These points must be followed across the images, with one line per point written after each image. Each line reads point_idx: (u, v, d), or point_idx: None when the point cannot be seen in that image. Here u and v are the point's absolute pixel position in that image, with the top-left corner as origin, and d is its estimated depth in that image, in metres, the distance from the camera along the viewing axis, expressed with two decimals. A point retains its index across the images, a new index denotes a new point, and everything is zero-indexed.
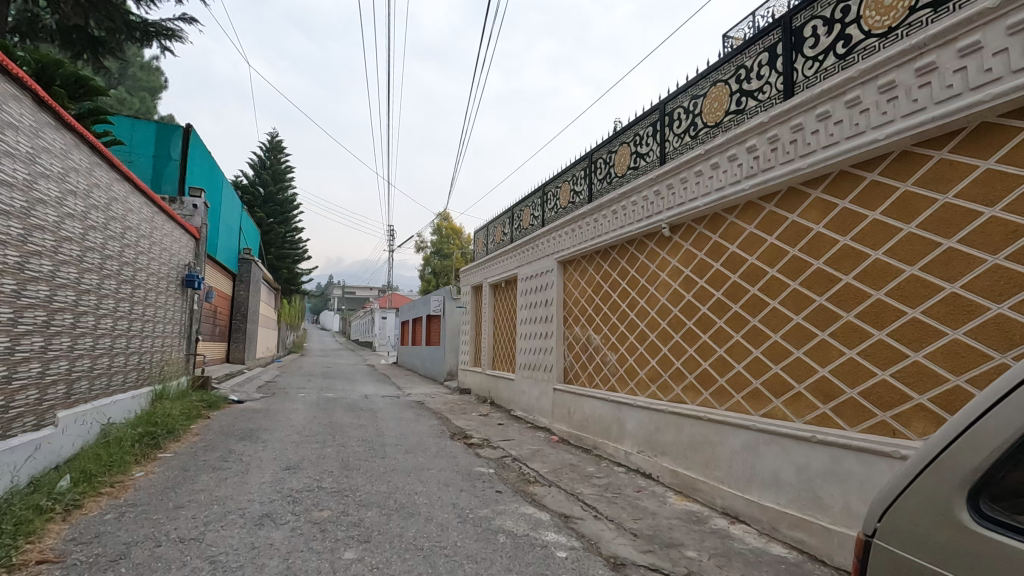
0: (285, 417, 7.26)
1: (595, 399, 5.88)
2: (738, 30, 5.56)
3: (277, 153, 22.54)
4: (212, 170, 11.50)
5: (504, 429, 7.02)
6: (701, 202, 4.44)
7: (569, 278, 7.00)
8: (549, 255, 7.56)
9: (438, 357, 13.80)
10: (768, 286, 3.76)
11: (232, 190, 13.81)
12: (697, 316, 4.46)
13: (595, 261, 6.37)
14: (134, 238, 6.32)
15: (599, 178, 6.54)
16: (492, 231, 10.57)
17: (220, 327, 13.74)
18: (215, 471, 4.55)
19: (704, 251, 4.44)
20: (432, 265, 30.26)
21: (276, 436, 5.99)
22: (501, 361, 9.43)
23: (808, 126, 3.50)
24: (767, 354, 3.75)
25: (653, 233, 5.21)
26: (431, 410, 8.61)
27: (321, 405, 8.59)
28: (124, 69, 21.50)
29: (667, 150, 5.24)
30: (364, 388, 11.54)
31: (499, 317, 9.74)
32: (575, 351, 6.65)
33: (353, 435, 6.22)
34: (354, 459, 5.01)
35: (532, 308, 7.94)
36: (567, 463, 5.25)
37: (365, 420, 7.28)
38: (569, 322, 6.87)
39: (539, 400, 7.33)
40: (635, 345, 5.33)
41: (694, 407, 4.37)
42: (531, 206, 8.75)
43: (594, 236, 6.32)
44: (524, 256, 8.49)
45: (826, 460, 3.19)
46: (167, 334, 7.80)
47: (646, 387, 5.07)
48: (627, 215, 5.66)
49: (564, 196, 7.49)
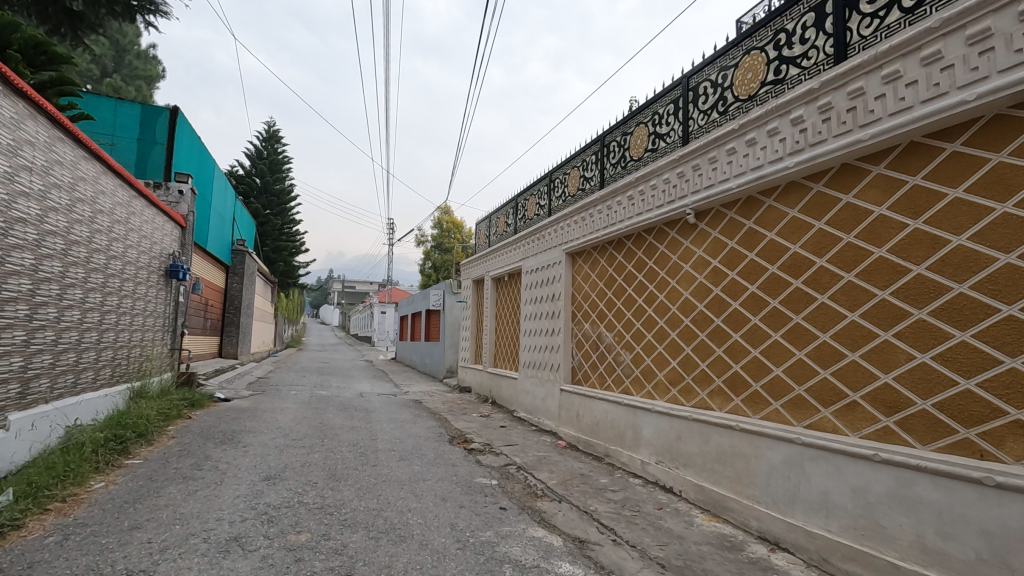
0: (272, 418, 6.77)
1: (607, 402, 5.41)
2: (750, 15, 5.05)
3: (275, 143, 22.00)
4: (200, 156, 10.95)
5: (507, 433, 6.54)
6: (733, 183, 3.94)
7: (578, 271, 6.51)
8: (557, 247, 7.07)
9: (438, 353, 13.32)
10: (815, 278, 3.28)
11: (225, 178, 13.28)
12: (727, 312, 3.98)
13: (607, 252, 5.87)
14: (108, 223, 5.80)
15: (613, 162, 6.03)
16: (495, 222, 10.07)
17: (212, 321, 13.24)
18: (185, 481, 4.06)
19: (737, 239, 3.95)
20: (432, 259, 29.76)
21: (259, 439, 5.51)
22: (503, 359, 8.97)
23: (870, 90, 2.98)
24: (813, 356, 3.27)
25: (674, 221, 4.72)
26: (430, 411, 8.13)
27: (312, 404, 8.10)
28: (119, 56, 20.94)
29: (692, 129, 4.73)
30: (360, 386, 11.05)
31: (502, 312, 9.25)
32: (584, 349, 6.17)
33: (344, 439, 5.73)
34: (342, 468, 4.52)
35: (537, 303, 7.45)
36: (576, 473, 4.77)
37: (358, 421, 6.80)
38: (577, 318, 6.38)
39: (544, 402, 6.85)
40: (653, 344, 4.85)
41: (723, 414, 3.88)
42: (536, 194, 8.25)
43: (607, 224, 5.82)
44: (530, 247, 7.98)
45: (891, 484, 2.70)
46: (148, 327, 7.30)
47: (665, 391, 4.60)
48: (644, 201, 5.16)
49: (573, 183, 7.00)
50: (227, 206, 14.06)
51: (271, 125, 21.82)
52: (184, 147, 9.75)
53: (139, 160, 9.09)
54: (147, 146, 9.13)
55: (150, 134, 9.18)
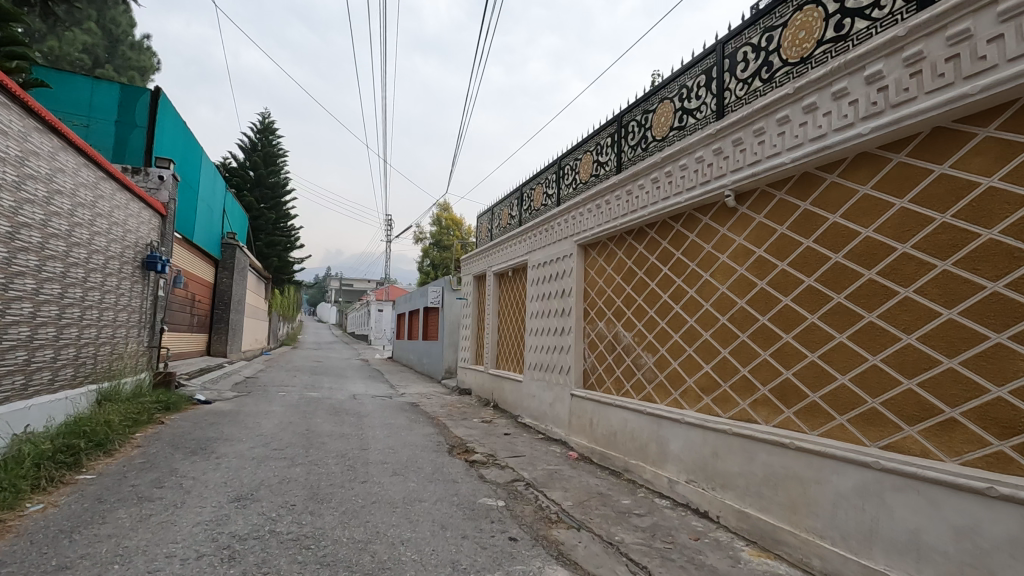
0: (254, 423, 6.17)
1: (625, 410, 4.83)
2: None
3: (270, 135, 21.39)
4: (186, 141, 10.33)
5: (512, 442, 5.97)
6: (785, 158, 3.34)
7: (591, 264, 5.93)
8: (568, 238, 6.48)
9: (436, 353, 12.73)
10: (895, 268, 2.72)
11: (214, 168, 12.65)
12: (776, 310, 3.42)
13: (624, 244, 5.29)
14: (68, 205, 5.20)
15: (632, 144, 5.44)
16: (498, 214, 9.49)
17: (199, 317, 12.62)
18: (139, 503, 3.46)
19: (787, 224, 3.38)
20: (430, 256, 29.16)
21: (235, 448, 4.92)
22: (505, 360, 8.39)
23: (981, 33, 2.40)
24: (892, 363, 2.70)
25: (706, 206, 4.14)
26: (427, 415, 7.55)
27: (300, 407, 7.50)
28: (113, 45, 20.19)
29: (728, 101, 4.15)
30: (353, 387, 10.44)
31: (505, 310, 8.68)
32: (597, 350, 5.59)
33: (331, 449, 5.13)
34: (325, 487, 3.92)
35: (545, 300, 6.87)
36: (594, 492, 4.19)
37: (349, 427, 6.21)
38: (590, 316, 5.80)
39: (552, 407, 6.28)
40: (681, 346, 4.28)
41: (772, 429, 3.31)
42: (543, 183, 7.68)
43: (625, 212, 5.23)
44: (537, 239, 7.39)
45: (1012, 526, 2.13)
46: (119, 323, 6.69)
47: (696, 400, 4.03)
48: (668, 185, 4.58)
49: (585, 168, 6.41)
50: (217, 197, 13.46)
51: (265, 117, 21.17)
52: (167, 130, 9.14)
53: (117, 143, 8.48)
54: (126, 129, 8.51)
55: (130, 115, 8.56)
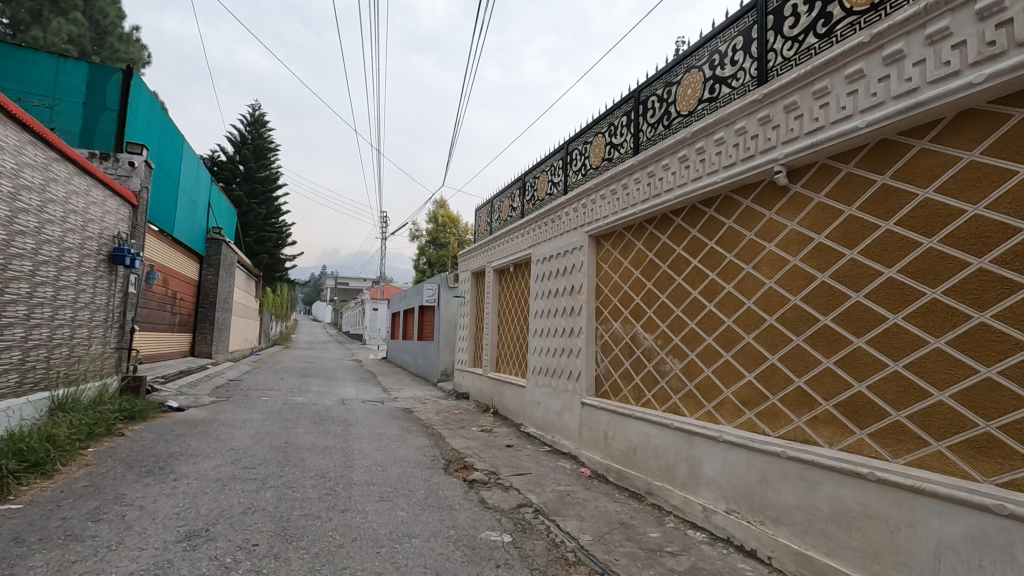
0: (227, 434, 5.52)
1: (647, 424, 4.23)
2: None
3: (260, 127, 20.69)
4: (163, 127, 9.67)
5: (516, 456, 5.35)
6: (858, 123, 2.73)
7: (604, 258, 5.32)
8: (577, 230, 5.86)
9: (432, 354, 12.10)
10: (1023, 255, 2.14)
11: (197, 158, 11.96)
12: (842, 308, 2.82)
13: (643, 234, 4.68)
14: (10, 188, 4.55)
15: (651, 122, 4.81)
16: (499, 205, 8.85)
17: (181, 316, 11.94)
18: (65, 544, 2.81)
19: (859, 203, 2.78)
20: (426, 254, 28.49)
21: (199, 468, 4.28)
22: (506, 363, 7.77)
23: None
24: (1016, 377, 2.12)
25: (748, 187, 3.53)
26: (421, 423, 6.92)
27: (282, 415, 6.85)
28: (100, 35, 19.25)
29: (773, 63, 3.50)
30: (342, 390, 9.80)
31: (505, 309, 8.07)
32: (612, 354, 4.99)
33: (311, 467, 4.49)
34: (297, 519, 3.28)
35: (551, 298, 6.25)
36: (615, 522, 3.58)
37: (333, 439, 5.56)
38: (604, 315, 5.18)
39: (559, 417, 5.67)
40: (717, 351, 3.69)
41: (841, 454, 2.72)
42: (548, 170, 7.06)
43: (644, 198, 4.62)
44: (542, 232, 6.76)
45: None
46: (79, 322, 6.02)
47: (738, 415, 3.44)
48: (696, 164, 3.97)
49: (596, 152, 5.79)
50: (201, 189, 12.75)
51: (256, 109, 20.42)
52: (141, 114, 8.48)
53: (84, 127, 7.81)
54: (95, 111, 7.85)
55: (99, 97, 7.90)
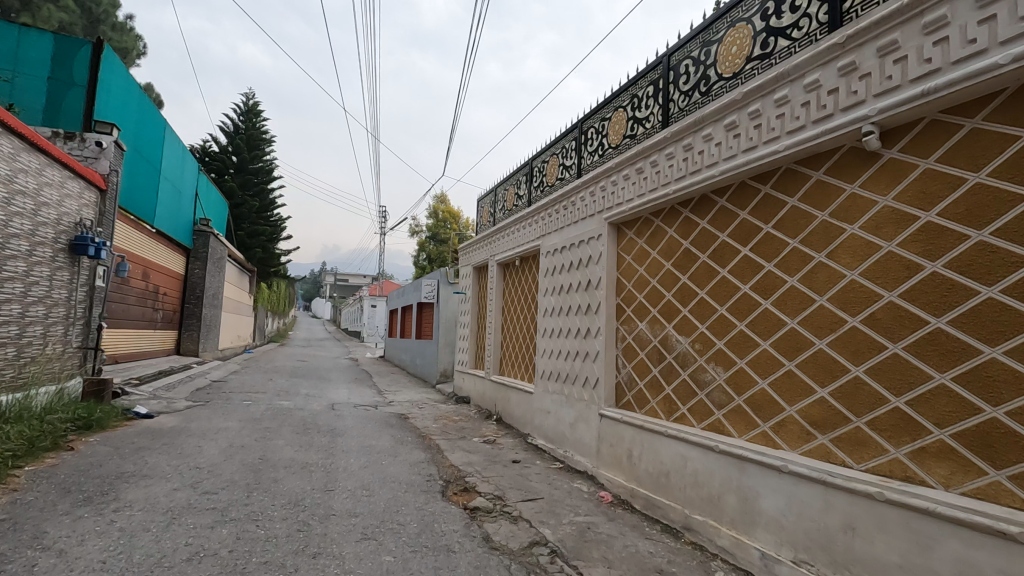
0: (193, 448, 4.83)
1: (682, 444, 3.56)
2: None
3: (253, 117, 19.97)
4: (140, 107, 8.98)
5: (525, 474, 4.68)
6: (993, 61, 2.05)
7: (625, 247, 4.64)
8: (592, 217, 5.18)
9: (431, 354, 11.43)
10: None
11: (181, 144, 11.25)
12: (966, 307, 2.16)
13: (675, 219, 4.01)
14: None
15: (685, 89, 4.13)
16: (504, 194, 8.16)
17: (164, 312, 11.25)
18: None
19: (991, 169, 2.12)
20: (426, 251, 27.79)
21: (149, 494, 3.59)
22: (511, 366, 7.10)
23: None
24: None
25: (819, 156, 2.84)
26: (417, 433, 6.25)
27: (263, 423, 6.17)
28: (92, 23, 18.52)
29: (850, 4, 2.80)
30: (334, 393, 9.12)
31: (510, 306, 7.40)
32: (636, 359, 4.32)
33: (284, 491, 3.80)
34: (255, 570, 2.60)
35: (562, 295, 5.57)
36: (651, 570, 2.90)
37: (315, 454, 4.88)
38: (627, 314, 4.51)
39: (573, 429, 4.99)
40: (774, 359, 3.02)
41: (967, 500, 2.06)
42: (560, 153, 6.39)
43: (675, 177, 3.93)
44: (552, 220, 6.09)
45: None
46: (31, 318, 5.33)
47: (806, 440, 2.78)
48: (746, 132, 3.28)
49: (616, 129, 5.12)
50: (187, 178, 12.05)
51: (249, 98, 19.68)
52: (112, 92, 7.81)
53: (49, 104, 7.13)
54: (62, 87, 7.18)
55: (65, 72, 7.22)
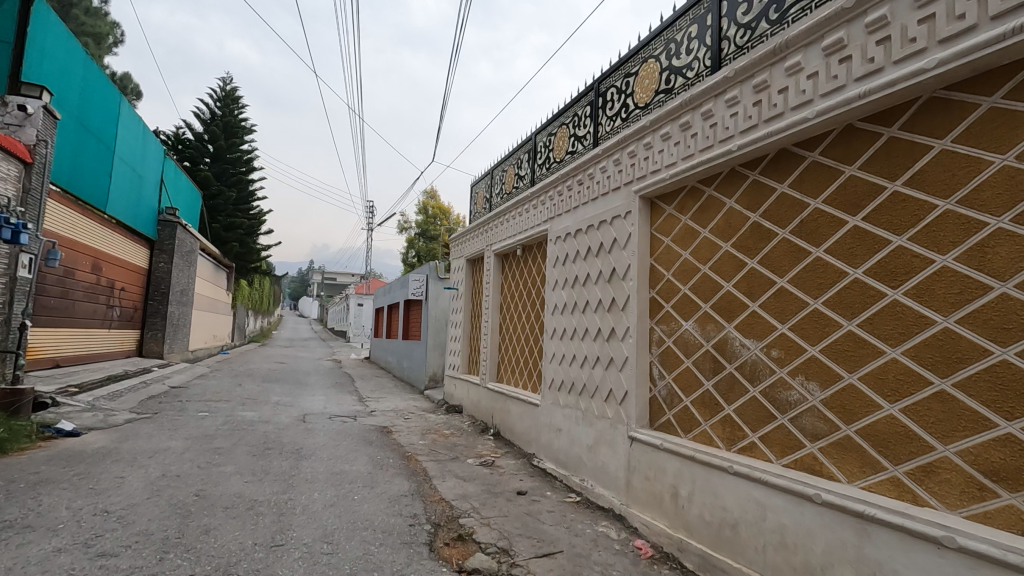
0: (113, 481, 3.79)
1: (757, 485, 2.63)
2: None
3: (231, 103, 18.82)
4: (87, 74, 7.90)
5: (534, 513, 3.71)
6: None
7: (661, 228, 3.70)
8: (613, 192, 4.22)
9: (419, 357, 10.43)
10: None
11: (141, 122, 10.16)
12: None
13: (735, 187, 3.08)
14: None
15: (747, 19, 3.19)
16: (502, 175, 7.20)
17: (121, 310, 10.13)
18: None
19: None
20: (416, 247, 26.78)
21: (17, 559, 2.55)
22: (511, 372, 6.14)
23: None
24: None
25: (995, 74, 1.92)
26: (400, 452, 5.26)
27: (214, 441, 5.13)
28: (62, 4, 17.28)
29: None
30: (308, 401, 8.08)
31: (509, 302, 6.44)
32: (681, 368, 3.38)
33: (213, 550, 2.79)
34: None
35: (575, 288, 4.61)
36: None
37: (270, 487, 3.87)
38: (665, 310, 3.58)
39: (593, 453, 4.04)
40: (914, 376, 2.09)
41: None
42: (571, 122, 5.43)
43: (738, 129, 2.98)
44: (561, 201, 5.13)
45: None
46: None
47: (980, 500, 1.86)
48: (861, 53, 2.33)
49: (646, 83, 4.18)
50: (150, 162, 10.96)
51: (226, 83, 18.49)
52: (47, 52, 6.73)
53: None
54: None
55: None
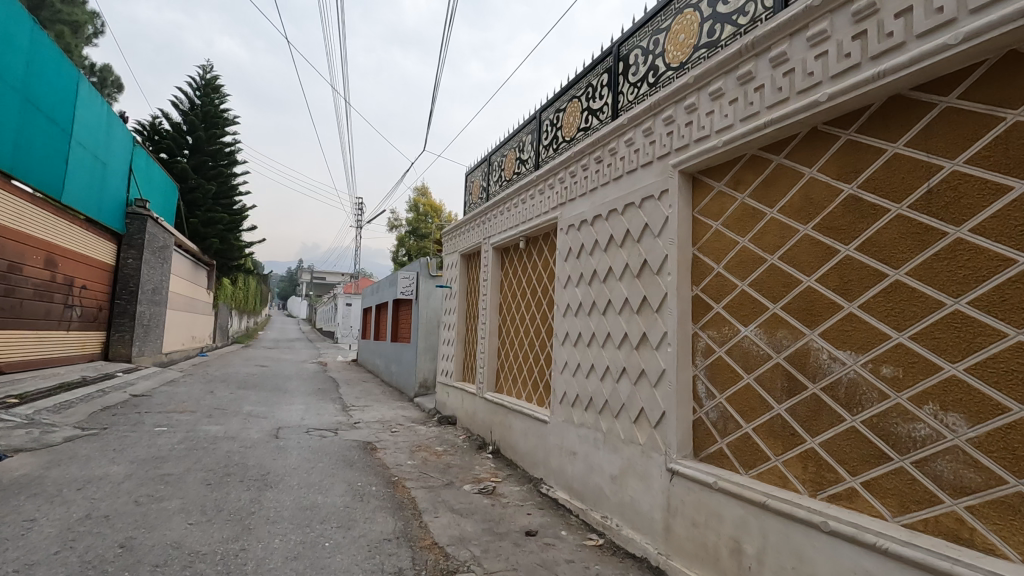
0: (17, 527, 3.00)
1: (869, 553, 1.93)
2: None
3: (211, 92, 17.94)
4: (31, 44, 7.08)
5: (550, 565, 2.97)
6: None
7: (708, 210, 2.99)
8: (639, 168, 3.47)
9: (409, 361, 9.67)
10: None
11: (104, 103, 9.32)
12: None
13: (818, 152, 2.37)
14: None
15: None
16: (502, 160, 6.45)
17: (82, 310, 9.25)
18: None
19: None
20: (406, 245, 26.01)
21: None
22: (512, 381, 5.41)
23: None
24: None
25: None
26: (386, 477, 4.51)
27: (164, 466, 4.34)
28: None
29: None
30: (284, 412, 7.28)
31: (509, 301, 5.71)
32: (739, 386, 2.68)
33: None
34: None
35: (592, 284, 3.88)
36: None
37: (221, 532, 3.09)
38: (715, 312, 2.87)
39: (619, 485, 3.33)
40: None
41: None
42: (584, 94, 4.70)
43: (827, 75, 2.26)
44: (573, 183, 4.42)
45: None
46: None
47: None
48: None
49: (682, 37, 3.48)
50: (116, 148, 10.10)
51: (206, 71, 17.56)
52: None
53: None
54: None
55: None
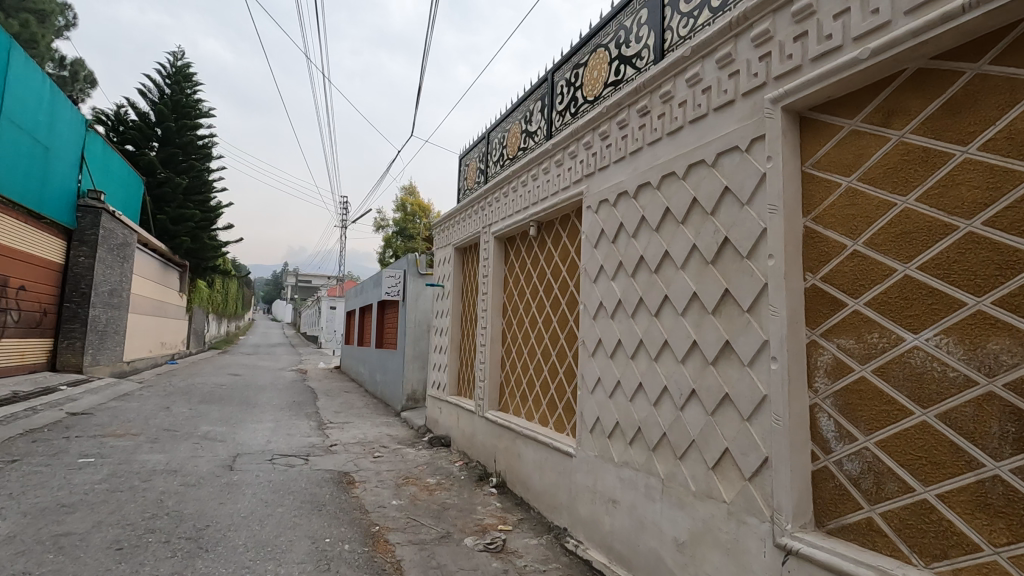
0: None
1: None
2: None
3: (182, 81, 16.75)
4: None
5: None
6: None
7: (830, 162, 2.04)
8: (711, 115, 2.51)
9: (396, 370, 8.64)
10: None
11: (43, 78, 8.14)
12: None
13: None
14: None
15: None
16: (504, 135, 5.46)
17: (19, 314, 8.08)
18: None
19: None
20: (393, 246, 24.92)
21: None
22: (520, 399, 4.42)
23: None
24: None
25: None
26: (364, 527, 3.49)
27: (67, 520, 3.26)
28: None
29: None
30: (248, 431, 6.22)
31: (516, 300, 4.72)
32: (907, 426, 1.72)
33: None
34: None
35: (639, 274, 2.90)
36: None
37: None
38: (853, 310, 1.90)
39: (690, 557, 2.36)
40: None
41: None
42: (614, 40, 3.74)
43: None
44: (602, 148, 3.44)
45: None
46: None
47: None
48: None
49: None
50: (62, 133, 8.95)
51: (176, 58, 16.36)
52: None
53: None
54: None
55: None
